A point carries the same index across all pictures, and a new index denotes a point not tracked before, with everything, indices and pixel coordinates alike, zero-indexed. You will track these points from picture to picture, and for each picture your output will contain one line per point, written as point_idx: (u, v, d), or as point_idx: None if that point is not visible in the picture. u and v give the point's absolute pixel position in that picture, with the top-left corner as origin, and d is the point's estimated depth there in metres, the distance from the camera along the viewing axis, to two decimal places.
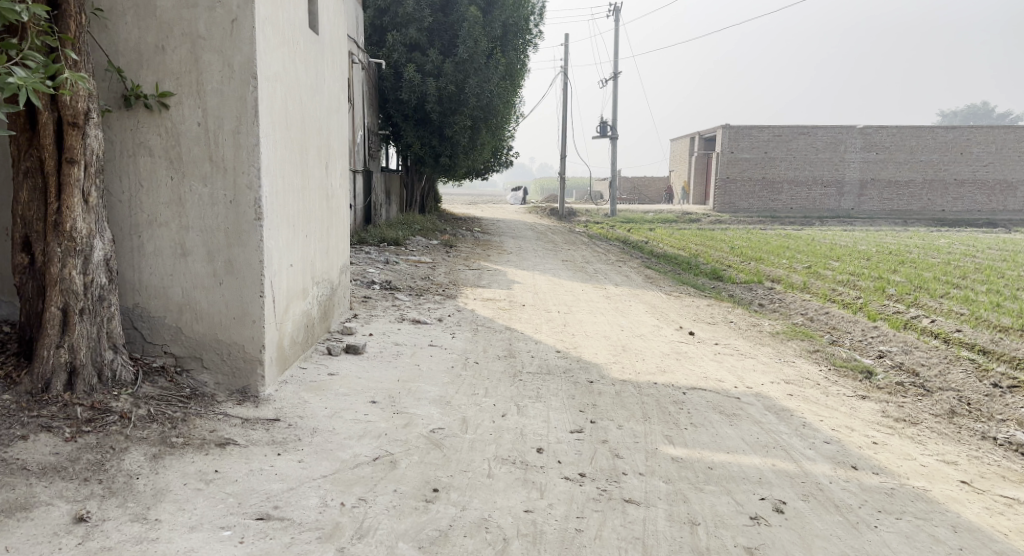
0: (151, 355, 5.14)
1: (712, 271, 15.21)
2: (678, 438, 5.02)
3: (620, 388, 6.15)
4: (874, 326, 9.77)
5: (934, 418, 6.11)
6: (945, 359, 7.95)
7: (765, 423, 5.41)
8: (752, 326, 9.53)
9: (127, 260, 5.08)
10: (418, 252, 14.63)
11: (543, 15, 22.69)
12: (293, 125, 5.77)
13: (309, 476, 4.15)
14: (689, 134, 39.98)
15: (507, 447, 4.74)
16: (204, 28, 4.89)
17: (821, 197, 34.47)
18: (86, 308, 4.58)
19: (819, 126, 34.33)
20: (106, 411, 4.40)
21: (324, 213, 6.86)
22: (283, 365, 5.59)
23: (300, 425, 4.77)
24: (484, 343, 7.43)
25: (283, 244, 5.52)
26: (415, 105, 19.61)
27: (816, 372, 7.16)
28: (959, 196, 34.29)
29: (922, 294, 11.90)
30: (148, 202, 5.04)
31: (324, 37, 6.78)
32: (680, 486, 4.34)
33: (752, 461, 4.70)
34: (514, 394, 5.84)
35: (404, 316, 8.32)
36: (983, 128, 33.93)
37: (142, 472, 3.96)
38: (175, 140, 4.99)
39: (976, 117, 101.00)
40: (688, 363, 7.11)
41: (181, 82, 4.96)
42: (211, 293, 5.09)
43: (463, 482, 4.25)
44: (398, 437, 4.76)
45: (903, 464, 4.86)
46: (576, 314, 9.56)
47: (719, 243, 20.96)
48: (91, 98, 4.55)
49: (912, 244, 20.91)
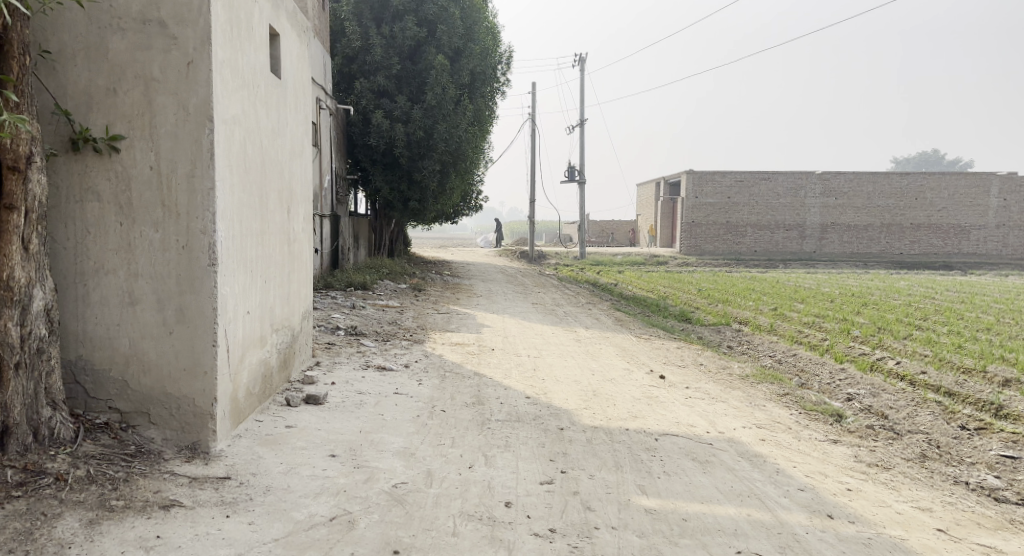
0: (95, 411, 4.85)
1: (680, 313, 15.21)
2: (651, 489, 4.84)
3: (591, 435, 5.97)
4: (841, 368, 9.75)
5: (907, 462, 6.01)
6: (913, 402, 7.92)
7: (739, 470, 5.27)
8: (722, 368, 9.45)
9: (71, 310, 4.81)
10: (386, 296, 14.38)
11: (510, 63, 23.03)
12: (251, 168, 5.60)
13: (259, 540, 3.90)
14: (654, 179, 40.56)
15: (473, 502, 4.52)
16: (159, 71, 4.76)
17: (783, 240, 35.03)
18: (22, 362, 4.30)
19: (781, 172, 35.05)
20: (39, 472, 4.12)
21: (285, 258, 6.64)
22: (237, 418, 5.32)
23: (252, 483, 4.51)
24: (452, 391, 7.20)
25: (239, 291, 5.30)
26: (383, 150, 19.59)
27: (787, 416, 7.05)
28: (915, 239, 35.08)
29: (886, 335, 11.97)
30: (95, 248, 4.81)
31: (287, 80, 6.68)
32: (654, 540, 4.16)
33: (727, 512, 4.54)
34: (481, 444, 5.63)
35: (369, 363, 8.09)
36: (936, 175, 34.92)
37: (75, 541, 3.69)
38: (125, 185, 4.80)
39: (929, 162, 104.17)
40: (660, 408, 6.95)
41: (133, 126, 4.79)
42: (160, 343, 4.84)
43: (425, 542, 4.02)
44: (357, 494, 4.51)
45: (879, 512, 4.73)
46: (546, 358, 9.38)
47: (687, 285, 21.04)
48: (34, 141, 4.36)
49: (873, 286, 21.17)
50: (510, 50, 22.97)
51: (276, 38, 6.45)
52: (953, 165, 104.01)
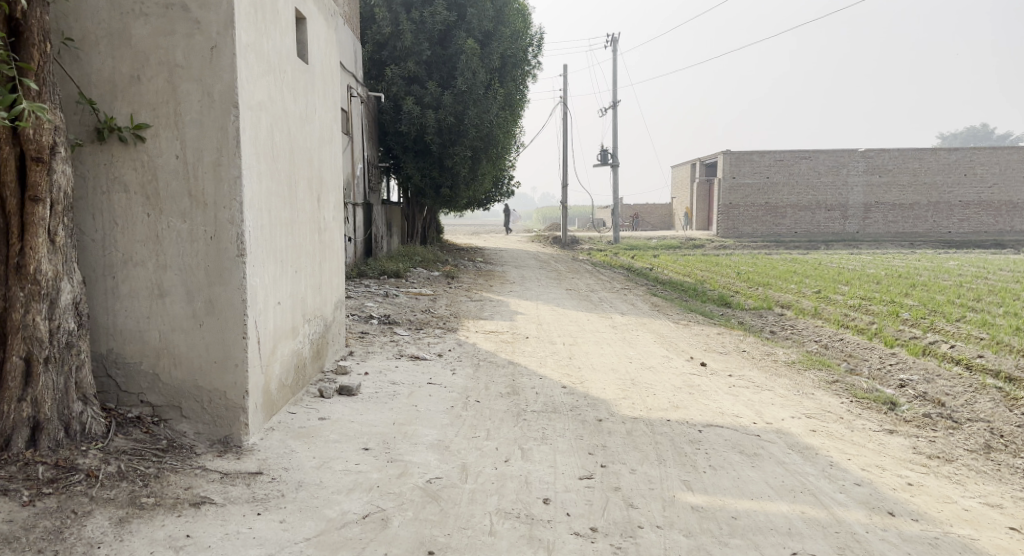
0: (127, 405, 4.79)
1: (719, 297, 14.86)
2: (697, 484, 4.62)
3: (631, 427, 5.76)
4: (891, 353, 9.37)
5: (970, 453, 5.67)
6: (970, 388, 7.54)
7: (789, 463, 5.02)
8: (766, 355, 9.13)
9: (100, 303, 4.75)
10: (418, 284, 14.29)
11: (542, 46, 22.73)
12: (279, 155, 5.48)
13: (291, 539, 3.78)
14: (690, 161, 39.91)
15: (510, 498, 4.35)
16: (182, 56, 4.63)
17: (825, 221, 34.17)
18: (52, 357, 4.23)
19: (821, 150, 34.14)
20: (71, 469, 4.05)
21: (316, 247, 6.54)
22: (270, 411, 5.22)
23: (284, 479, 4.40)
24: (486, 381, 7.03)
25: (269, 281, 5.19)
26: (414, 137, 19.48)
27: (837, 404, 6.74)
28: (965, 217, 33.92)
29: (937, 317, 11.50)
30: (123, 240, 4.72)
31: (315, 65, 6.54)
32: (702, 541, 3.94)
33: (779, 509, 4.30)
34: (517, 437, 5.45)
35: (402, 352, 7.97)
36: (986, 150, 33.70)
37: (105, 540, 3.61)
38: (152, 175, 4.70)
39: (977, 136, 100.87)
40: (703, 398, 6.70)
41: (158, 114, 4.67)
42: (190, 335, 4.75)
43: (461, 542, 3.86)
44: (390, 490, 4.37)
45: (944, 509, 4.44)
46: (582, 346, 9.16)
47: (725, 268, 20.57)
48: (58, 132, 4.26)
49: (921, 267, 20.45)
50: (541, 32, 22.65)
51: (302, 22, 6.29)
52: (1002, 140, 100.70)
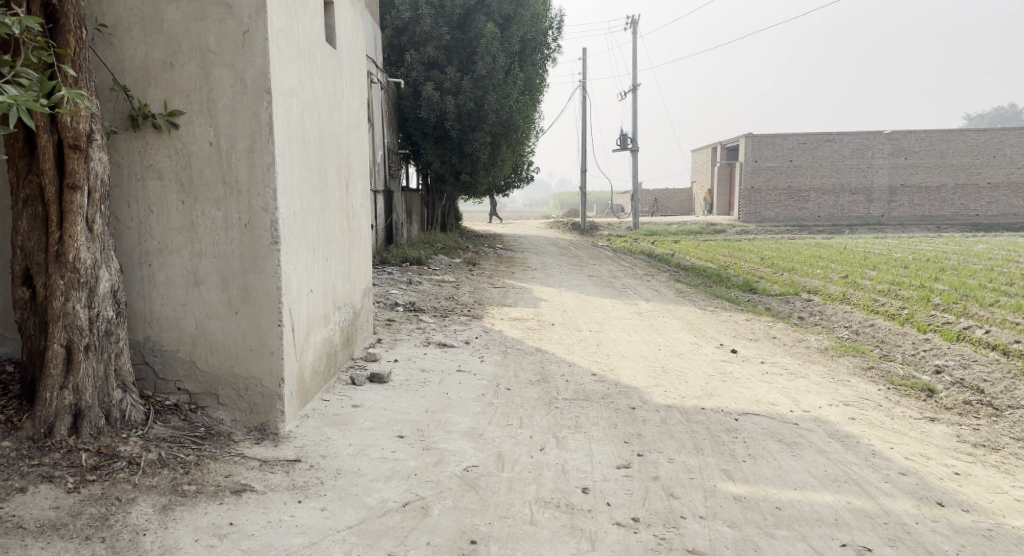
0: (164, 392, 4.80)
1: (744, 282, 14.70)
2: (737, 473, 4.56)
3: (666, 415, 5.70)
4: (925, 338, 9.21)
5: (1016, 442, 5.55)
6: (1010, 374, 7.39)
7: (831, 452, 4.94)
8: (797, 341, 9.01)
9: (137, 291, 4.75)
10: (441, 271, 14.25)
11: (562, 29, 22.51)
12: (310, 142, 5.44)
13: (332, 527, 3.77)
14: (710, 145, 39.54)
15: (548, 487, 4.31)
16: (215, 42, 4.59)
17: (849, 205, 33.69)
18: (92, 345, 4.24)
19: (845, 133, 33.61)
20: (113, 455, 4.06)
21: (345, 234, 6.51)
22: (304, 399, 5.21)
23: (322, 467, 4.39)
24: (516, 368, 6.99)
25: (301, 269, 5.17)
26: (434, 123, 19.42)
27: (875, 392, 6.62)
28: (993, 200, 33.31)
29: (970, 302, 11.28)
30: (158, 228, 4.71)
31: (342, 51, 6.48)
32: (748, 531, 3.88)
33: (824, 499, 4.23)
34: (551, 425, 5.41)
35: (429, 339, 7.94)
36: (1016, 130, 33.02)
37: (149, 528, 3.61)
38: (186, 161, 4.67)
39: (1005, 116, 98.85)
40: (736, 385, 6.62)
41: (191, 101, 4.64)
42: (226, 323, 4.74)
43: (503, 531, 3.83)
44: (428, 478, 4.35)
45: (995, 499, 4.35)
46: (609, 333, 9.08)
47: (749, 253, 20.35)
48: (94, 119, 4.24)
49: (950, 250, 20.10)
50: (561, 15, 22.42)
51: (329, 7, 6.23)
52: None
